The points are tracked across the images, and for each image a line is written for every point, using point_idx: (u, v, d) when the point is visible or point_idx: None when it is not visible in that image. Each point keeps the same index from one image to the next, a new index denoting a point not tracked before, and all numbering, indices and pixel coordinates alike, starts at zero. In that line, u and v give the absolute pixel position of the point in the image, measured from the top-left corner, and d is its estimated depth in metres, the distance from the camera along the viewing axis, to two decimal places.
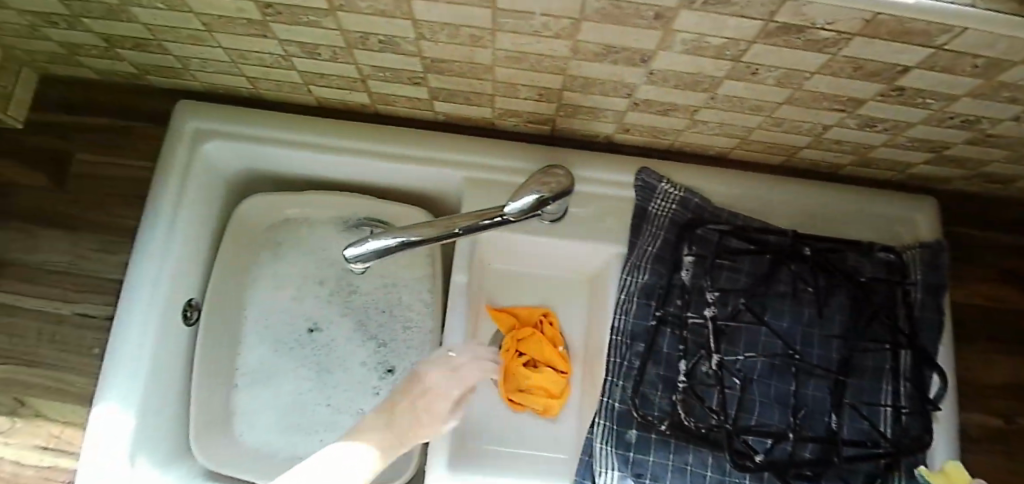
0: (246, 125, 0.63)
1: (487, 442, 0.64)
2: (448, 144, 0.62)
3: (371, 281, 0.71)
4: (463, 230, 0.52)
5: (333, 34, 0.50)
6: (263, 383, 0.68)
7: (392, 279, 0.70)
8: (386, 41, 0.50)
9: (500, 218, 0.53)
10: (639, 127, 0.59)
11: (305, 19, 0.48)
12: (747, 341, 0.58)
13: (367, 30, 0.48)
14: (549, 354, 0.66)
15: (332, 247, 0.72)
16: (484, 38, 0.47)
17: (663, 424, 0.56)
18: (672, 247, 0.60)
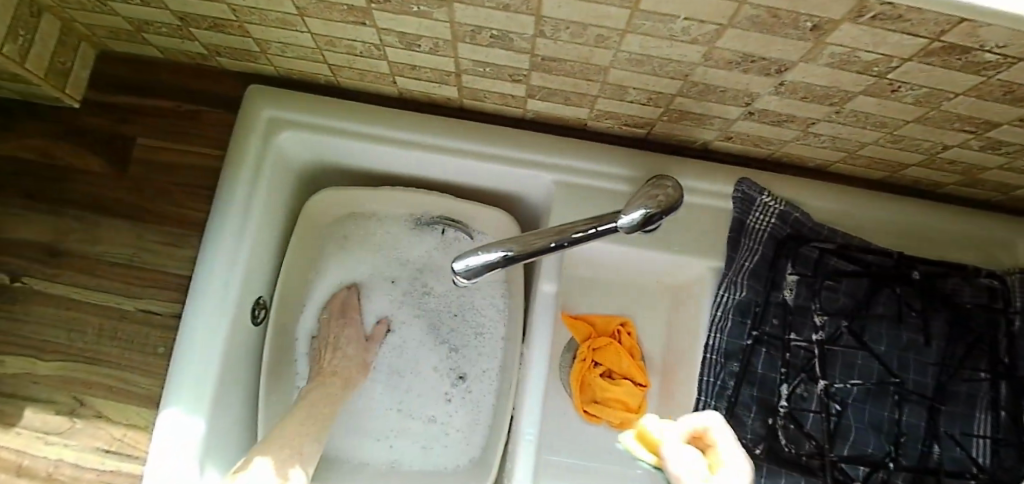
0: (322, 116, 0.59)
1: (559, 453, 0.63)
2: (536, 144, 0.59)
3: (443, 283, 0.68)
4: (567, 240, 0.48)
5: (441, 26, 0.46)
6: None
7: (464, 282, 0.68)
8: (498, 36, 0.46)
9: (609, 228, 0.50)
10: (743, 136, 0.56)
11: (415, 9, 0.44)
12: (844, 364, 0.56)
13: (482, 24, 0.44)
14: (627, 366, 0.64)
15: (402, 246, 0.69)
16: (610, 39, 0.44)
17: (757, 448, 0.54)
18: (770, 264, 0.57)
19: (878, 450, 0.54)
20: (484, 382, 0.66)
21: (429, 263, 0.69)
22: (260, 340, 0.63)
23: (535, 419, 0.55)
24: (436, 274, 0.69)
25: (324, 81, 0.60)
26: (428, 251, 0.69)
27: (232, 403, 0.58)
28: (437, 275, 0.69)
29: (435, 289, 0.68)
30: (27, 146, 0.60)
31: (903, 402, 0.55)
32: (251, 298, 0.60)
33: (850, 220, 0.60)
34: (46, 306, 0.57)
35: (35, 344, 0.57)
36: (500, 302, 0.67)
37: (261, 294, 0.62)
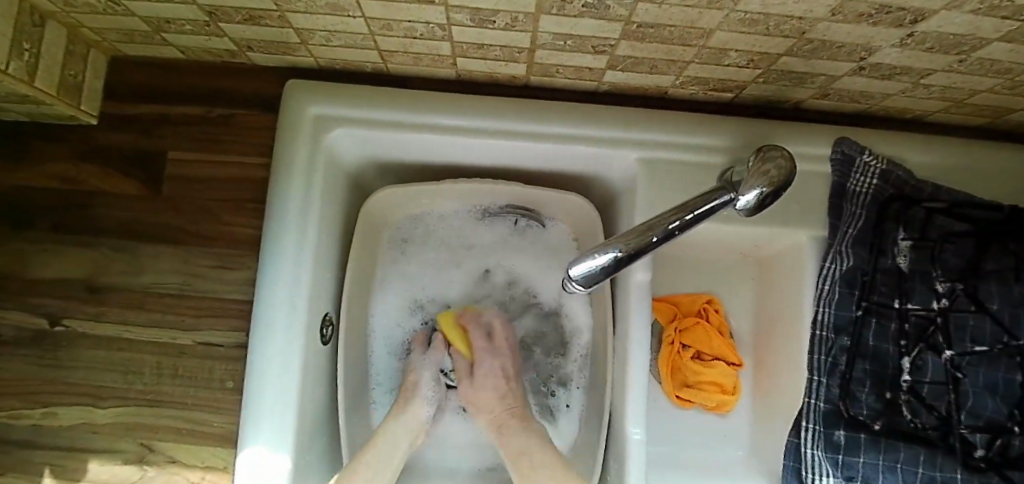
0: (373, 108, 0.52)
1: (655, 443, 0.61)
2: (617, 119, 0.53)
3: (512, 274, 0.65)
4: (680, 227, 0.41)
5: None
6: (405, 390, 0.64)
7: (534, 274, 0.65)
8: (592, 5, 0.39)
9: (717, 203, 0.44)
10: (841, 92, 0.52)
11: None
12: (971, 333, 0.49)
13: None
14: (720, 347, 0.60)
15: (467, 242, 0.65)
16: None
17: (876, 423, 0.52)
18: (875, 229, 0.52)
19: (999, 412, 0.48)
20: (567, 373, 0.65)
21: (499, 257, 0.65)
22: (331, 359, 0.58)
23: (639, 418, 0.51)
24: (508, 266, 0.65)
25: (371, 68, 0.54)
26: (493, 243, 0.65)
27: (313, 434, 0.54)
28: (506, 267, 0.65)
29: (506, 284, 0.65)
30: (49, 174, 0.55)
31: None
32: (319, 318, 0.54)
33: (958, 172, 0.55)
34: (96, 350, 0.53)
35: (90, 391, 0.53)
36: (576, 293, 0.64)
37: (328, 310, 0.57)
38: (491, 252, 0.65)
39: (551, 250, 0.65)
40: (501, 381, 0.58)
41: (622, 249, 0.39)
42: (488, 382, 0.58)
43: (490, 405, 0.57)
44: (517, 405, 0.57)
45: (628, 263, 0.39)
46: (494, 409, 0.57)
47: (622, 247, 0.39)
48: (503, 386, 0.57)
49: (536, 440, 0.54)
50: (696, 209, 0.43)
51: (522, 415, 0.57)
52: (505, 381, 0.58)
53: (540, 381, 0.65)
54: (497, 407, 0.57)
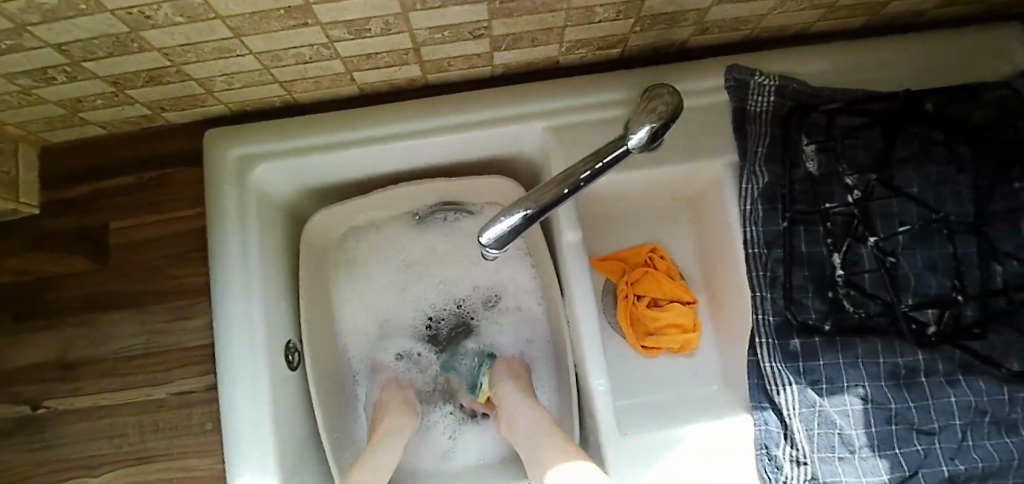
0: (289, 138, 0.55)
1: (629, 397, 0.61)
2: (516, 96, 0.55)
3: (464, 282, 0.67)
4: (586, 179, 0.43)
5: (387, 1, 0.42)
6: None
7: (486, 274, 0.67)
8: None
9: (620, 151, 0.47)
10: (719, 23, 0.54)
11: None
12: (893, 215, 0.54)
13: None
14: (671, 289, 0.61)
15: (414, 251, 0.67)
16: None
17: (826, 325, 0.53)
18: (783, 144, 0.55)
19: (943, 287, 0.54)
20: (530, 340, 0.67)
21: (448, 264, 0.67)
22: (301, 383, 0.60)
23: (601, 369, 0.53)
24: (460, 276, 0.67)
25: (280, 101, 0.57)
26: (438, 247, 0.67)
27: (300, 456, 0.56)
28: (458, 280, 0.67)
29: (452, 284, 0.68)
30: (6, 269, 0.58)
31: (952, 235, 0.55)
32: (282, 345, 0.57)
33: (850, 74, 0.57)
34: (79, 424, 0.55)
35: (80, 463, 0.55)
36: (524, 269, 0.66)
37: (290, 338, 0.59)
38: (437, 256, 0.67)
39: None
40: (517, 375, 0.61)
41: (530, 207, 0.42)
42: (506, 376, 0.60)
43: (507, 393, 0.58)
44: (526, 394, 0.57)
45: (537, 221, 0.42)
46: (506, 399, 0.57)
47: (530, 207, 0.42)
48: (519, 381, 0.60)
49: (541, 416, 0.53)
50: (607, 158, 0.44)
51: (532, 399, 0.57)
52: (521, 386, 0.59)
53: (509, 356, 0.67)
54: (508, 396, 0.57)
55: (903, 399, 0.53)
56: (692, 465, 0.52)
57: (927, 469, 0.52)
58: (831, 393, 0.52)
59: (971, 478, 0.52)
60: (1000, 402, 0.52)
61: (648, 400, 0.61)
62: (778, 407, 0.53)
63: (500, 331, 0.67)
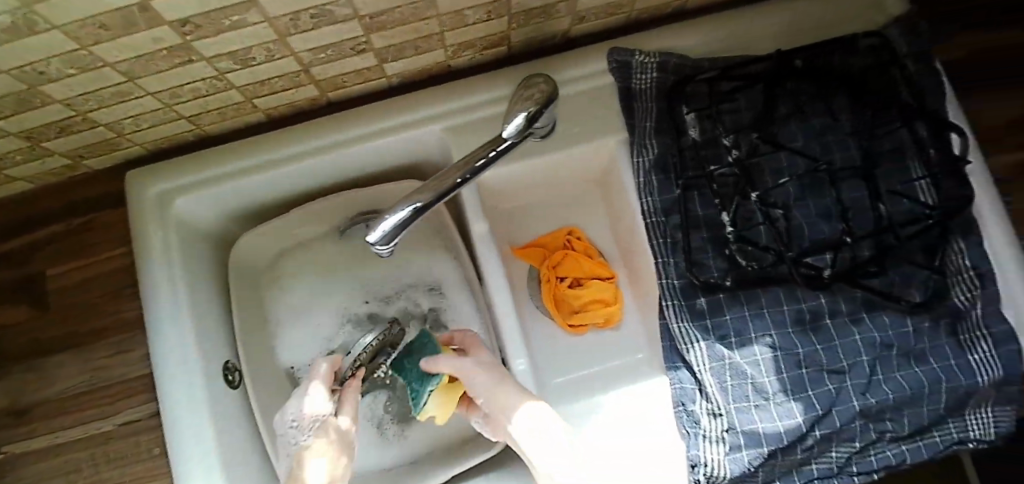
0: (203, 169, 0.58)
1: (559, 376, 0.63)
2: (412, 102, 0.58)
3: (391, 282, 0.69)
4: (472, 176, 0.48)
5: (262, 28, 0.46)
6: None
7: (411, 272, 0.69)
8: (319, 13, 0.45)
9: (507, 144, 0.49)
10: (593, 11, 0.57)
11: (231, 20, 0.43)
12: (774, 169, 0.57)
13: (296, 9, 0.44)
14: (590, 266, 0.64)
15: (343, 262, 0.70)
16: None
17: (727, 281, 0.56)
18: (669, 115, 0.58)
19: (834, 232, 0.56)
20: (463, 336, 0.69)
21: (376, 268, 0.70)
22: (245, 401, 0.62)
23: (519, 349, 0.56)
24: (387, 277, 0.69)
25: (194, 136, 0.60)
26: (366, 256, 0.70)
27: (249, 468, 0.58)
28: (386, 282, 0.69)
29: (381, 291, 0.69)
30: None
31: (841, 181, 0.57)
32: (220, 366, 0.59)
33: (727, 43, 0.60)
34: (36, 463, 0.57)
35: None
36: (450, 265, 0.69)
37: (228, 358, 0.61)
38: (364, 265, 0.70)
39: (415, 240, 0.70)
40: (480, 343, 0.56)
41: (421, 201, 0.47)
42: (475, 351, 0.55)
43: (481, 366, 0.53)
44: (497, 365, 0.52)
45: (426, 212, 0.46)
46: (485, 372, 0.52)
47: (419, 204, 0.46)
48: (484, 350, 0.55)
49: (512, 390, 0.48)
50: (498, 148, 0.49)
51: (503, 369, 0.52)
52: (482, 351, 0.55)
53: None
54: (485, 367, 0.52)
55: (809, 343, 0.55)
56: (608, 430, 0.56)
57: (840, 406, 0.54)
58: (741, 345, 0.55)
59: (884, 409, 0.55)
60: (904, 334, 0.56)
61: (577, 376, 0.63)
62: (689, 364, 0.56)
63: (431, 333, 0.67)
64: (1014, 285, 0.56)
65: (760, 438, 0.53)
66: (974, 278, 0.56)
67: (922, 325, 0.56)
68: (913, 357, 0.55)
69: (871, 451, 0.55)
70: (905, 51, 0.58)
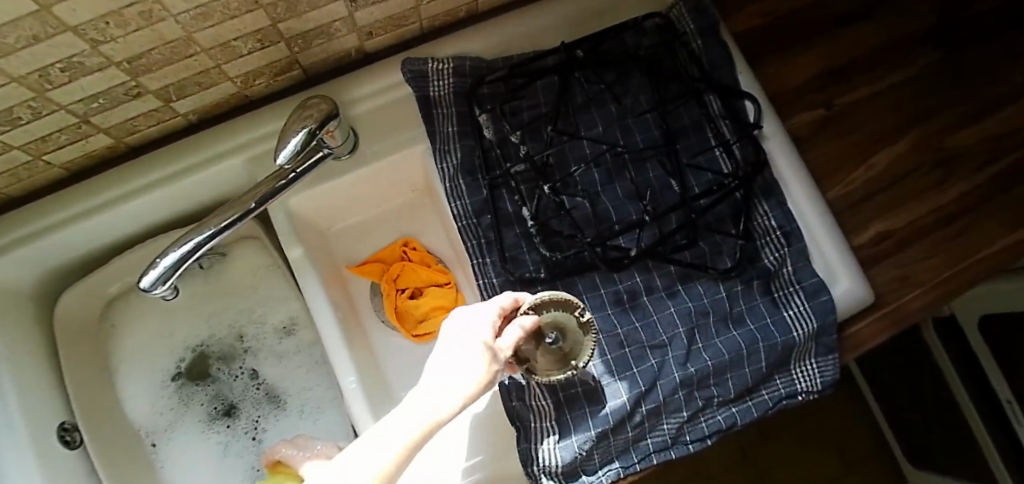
0: (7, 232, 0.57)
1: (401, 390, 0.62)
2: (212, 136, 0.58)
3: (229, 311, 0.71)
4: (259, 201, 0.50)
5: (11, 89, 0.45)
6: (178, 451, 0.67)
7: (251, 302, 0.71)
8: (67, 66, 0.45)
9: (293, 174, 0.51)
10: (378, 25, 0.57)
11: None
12: (575, 158, 0.58)
13: (38, 66, 0.43)
14: (427, 275, 0.64)
15: (182, 305, 0.71)
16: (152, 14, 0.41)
17: (542, 274, 0.56)
18: (470, 118, 0.58)
19: (638, 212, 0.57)
20: (310, 353, 0.69)
21: (217, 303, 0.71)
22: (87, 459, 0.61)
23: (348, 366, 0.55)
24: (226, 310, 0.71)
25: None
26: (200, 291, 0.71)
27: None
28: (223, 311, 0.71)
29: (226, 321, 0.71)
30: None
31: (644, 161, 0.59)
32: (55, 427, 0.59)
33: (520, 42, 0.61)
34: None
35: None
36: (291, 294, 0.71)
37: (64, 419, 0.61)
38: (202, 301, 0.71)
39: (253, 268, 0.72)
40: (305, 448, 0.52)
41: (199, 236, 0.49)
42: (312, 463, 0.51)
43: None
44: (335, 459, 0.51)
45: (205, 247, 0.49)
46: None
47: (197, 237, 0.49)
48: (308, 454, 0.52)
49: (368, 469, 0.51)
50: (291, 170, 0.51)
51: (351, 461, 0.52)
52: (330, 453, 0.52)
53: (290, 374, 0.69)
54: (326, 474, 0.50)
55: (629, 321, 0.57)
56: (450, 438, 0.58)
57: (663, 380, 0.54)
58: None
59: (707, 376, 0.55)
60: (718, 301, 0.57)
61: None
62: None
63: (278, 352, 0.70)
64: (818, 239, 0.58)
65: (588, 422, 0.54)
66: (781, 237, 0.58)
67: (735, 289, 0.58)
68: (730, 321, 0.56)
69: (702, 417, 0.56)
70: (692, 28, 0.60)
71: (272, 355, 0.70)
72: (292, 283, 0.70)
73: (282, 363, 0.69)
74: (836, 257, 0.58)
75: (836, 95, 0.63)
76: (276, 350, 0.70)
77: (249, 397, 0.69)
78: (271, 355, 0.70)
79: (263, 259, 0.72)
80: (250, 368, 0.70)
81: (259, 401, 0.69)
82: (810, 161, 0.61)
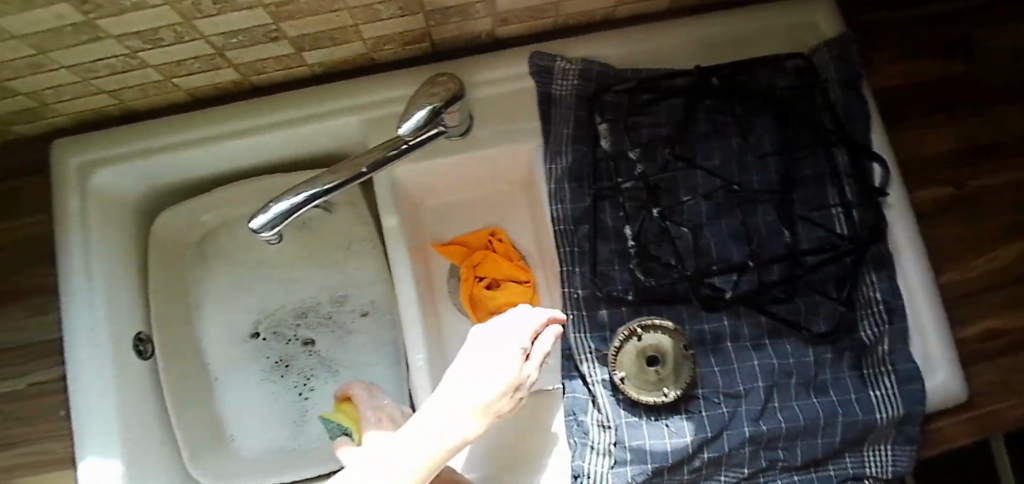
0: (124, 143, 0.59)
1: None
2: (333, 91, 0.59)
3: (309, 267, 0.72)
4: (370, 167, 0.50)
5: (164, 12, 0.45)
6: (238, 391, 0.69)
7: (333, 271, 0.71)
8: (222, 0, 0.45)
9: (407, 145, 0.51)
10: (516, 14, 0.56)
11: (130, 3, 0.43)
12: (685, 187, 0.56)
13: None
14: (508, 269, 0.64)
15: (262, 249, 0.72)
16: None
17: (630, 296, 0.55)
18: (587, 123, 0.57)
19: (741, 255, 0.55)
20: (382, 331, 0.70)
21: (300, 263, 0.72)
22: (154, 372, 0.64)
23: (420, 345, 0.56)
24: (307, 265, 0.72)
25: (119, 110, 0.60)
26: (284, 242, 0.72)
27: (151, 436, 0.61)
28: (305, 267, 0.72)
29: (309, 279, 0.72)
30: None
31: (757, 203, 0.56)
32: (132, 337, 0.62)
33: (653, 55, 0.60)
34: None
35: None
36: (373, 266, 0.71)
37: (140, 330, 0.64)
38: (290, 254, 0.72)
39: (339, 228, 0.71)
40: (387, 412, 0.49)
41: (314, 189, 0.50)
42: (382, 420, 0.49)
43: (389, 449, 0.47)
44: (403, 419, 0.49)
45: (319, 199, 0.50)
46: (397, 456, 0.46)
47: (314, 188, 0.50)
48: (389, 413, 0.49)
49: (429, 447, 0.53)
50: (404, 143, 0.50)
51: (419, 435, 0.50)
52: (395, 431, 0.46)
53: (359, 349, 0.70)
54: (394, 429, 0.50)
55: (708, 362, 0.55)
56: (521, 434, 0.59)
57: (732, 430, 0.53)
58: None
59: (777, 437, 0.53)
60: (805, 364, 0.55)
61: None
62: (582, 375, 0.55)
63: (351, 322, 0.70)
64: (923, 321, 0.56)
65: (646, 456, 0.52)
66: (883, 312, 0.55)
67: (825, 356, 0.55)
68: (813, 387, 0.54)
69: (762, 476, 0.54)
70: (831, 75, 0.57)
71: (345, 327, 0.70)
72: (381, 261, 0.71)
73: (353, 336, 0.70)
74: (937, 346, 0.55)
75: (976, 174, 0.59)
76: (351, 322, 0.71)
77: (313, 359, 0.70)
78: (344, 326, 0.70)
79: (360, 226, 0.71)
80: (322, 333, 0.71)
81: (322, 370, 0.70)
82: (936, 239, 0.58)
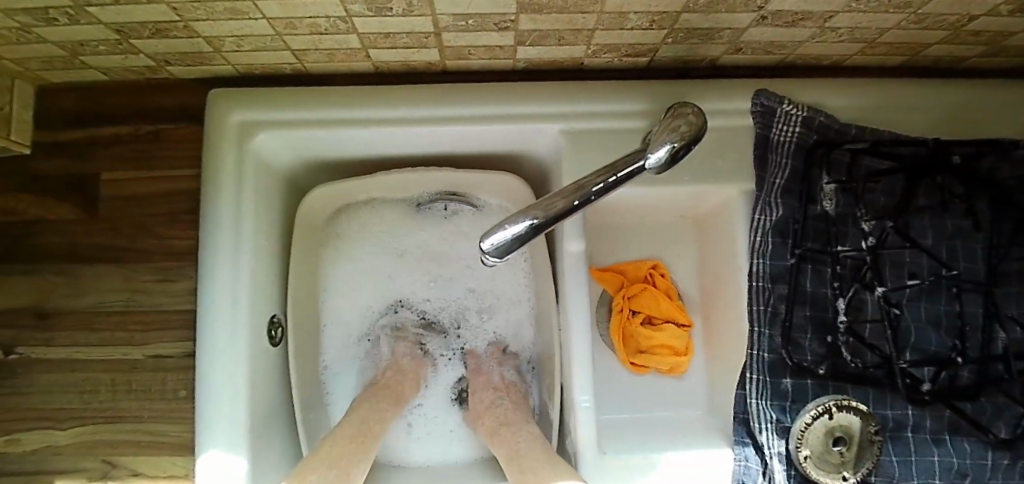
0: (293, 108, 0.53)
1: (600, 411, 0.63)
2: (532, 91, 0.54)
3: (454, 271, 0.70)
4: (596, 192, 0.41)
5: None
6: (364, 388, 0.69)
7: (477, 282, 0.70)
8: None
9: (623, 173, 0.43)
10: (753, 45, 0.52)
11: None
12: (897, 266, 0.53)
13: None
14: (668, 310, 0.62)
15: (401, 243, 0.68)
16: None
17: (821, 369, 0.52)
18: (802, 177, 0.53)
19: (943, 346, 0.52)
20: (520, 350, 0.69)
21: (444, 268, 0.70)
22: (282, 360, 0.61)
23: (586, 386, 0.54)
24: (450, 268, 0.70)
25: (291, 69, 0.54)
26: (427, 242, 0.69)
27: (269, 434, 0.56)
28: (448, 271, 0.70)
29: (451, 285, 0.70)
30: None
31: (961, 293, 0.53)
32: (265, 320, 0.56)
33: (871, 113, 0.57)
34: (50, 374, 0.54)
35: (48, 415, 0.54)
36: (520, 286, 0.69)
37: (274, 313, 0.59)
38: (433, 255, 0.69)
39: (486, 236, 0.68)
40: (488, 389, 0.62)
41: (537, 217, 0.39)
42: (479, 399, 0.62)
43: (485, 406, 0.61)
44: (506, 390, 0.63)
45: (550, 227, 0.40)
46: (495, 403, 0.61)
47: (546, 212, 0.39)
48: (490, 396, 0.62)
49: (525, 438, 0.54)
50: (621, 170, 0.42)
51: (510, 417, 0.58)
52: (493, 383, 0.63)
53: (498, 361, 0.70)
54: (489, 402, 0.61)
55: (887, 451, 0.52)
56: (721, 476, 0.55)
57: None
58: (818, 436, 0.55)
59: None
60: (982, 467, 0.50)
61: (621, 418, 0.62)
62: (759, 444, 0.54)
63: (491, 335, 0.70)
64: None
65: None
66: None
67: (1001, 461, 0.50)
68: None
69: None
70: None
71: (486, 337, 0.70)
72: (530, 287, 0.69)
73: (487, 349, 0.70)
74: None
75: None
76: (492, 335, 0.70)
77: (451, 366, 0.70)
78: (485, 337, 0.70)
79: None
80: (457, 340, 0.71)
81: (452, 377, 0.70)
82: None
